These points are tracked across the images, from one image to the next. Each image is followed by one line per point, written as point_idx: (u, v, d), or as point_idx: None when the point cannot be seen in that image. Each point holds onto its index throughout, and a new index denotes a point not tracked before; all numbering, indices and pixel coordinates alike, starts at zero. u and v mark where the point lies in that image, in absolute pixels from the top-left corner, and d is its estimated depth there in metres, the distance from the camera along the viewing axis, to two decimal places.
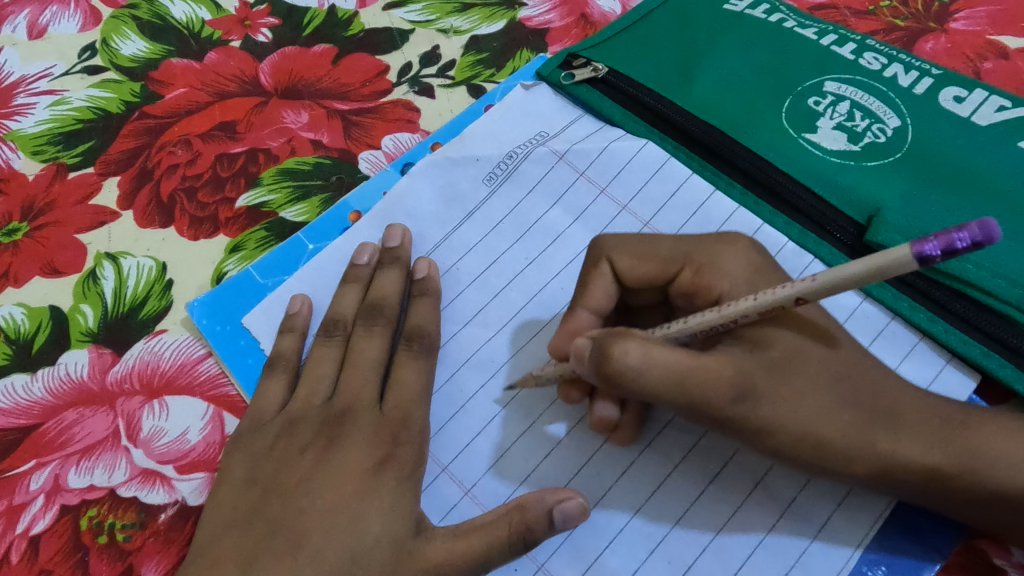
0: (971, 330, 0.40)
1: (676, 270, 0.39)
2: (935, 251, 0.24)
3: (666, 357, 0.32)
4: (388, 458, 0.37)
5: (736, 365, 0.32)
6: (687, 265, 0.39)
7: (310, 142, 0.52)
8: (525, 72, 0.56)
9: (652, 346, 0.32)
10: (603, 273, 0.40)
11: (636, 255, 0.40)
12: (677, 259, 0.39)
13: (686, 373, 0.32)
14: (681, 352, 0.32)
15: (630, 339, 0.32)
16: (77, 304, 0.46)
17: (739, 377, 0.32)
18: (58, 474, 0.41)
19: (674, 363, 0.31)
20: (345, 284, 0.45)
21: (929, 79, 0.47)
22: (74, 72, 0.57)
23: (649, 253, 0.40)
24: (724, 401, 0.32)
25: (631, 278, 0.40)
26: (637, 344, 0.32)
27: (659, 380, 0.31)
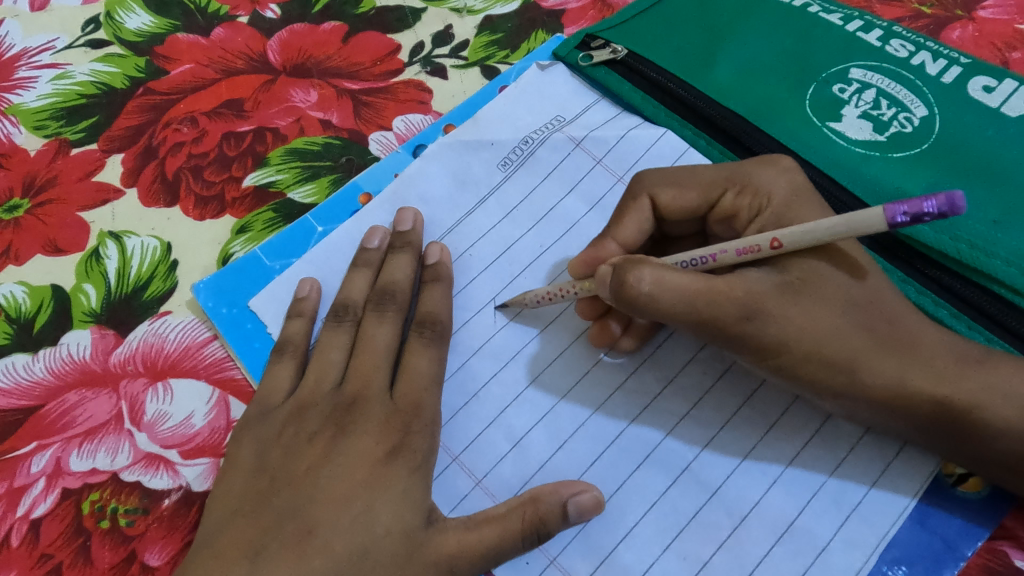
0: (995, 328, 0.38)
1: (718, 194, 0.39)
2: (904, 218, 0.28)
3: (676, 281, 0.33)
4: (398, 447, 0.36)
5: (748, 288, 0.33)
6: (731, 187, 0.38)
7: (319, 121, 0.51)
8: (540, 53, 0.54)
9: (664, 270, 0.33)
10: (640, 207, 0.40)
11: (676, 188, 0.39)
12: (720, 183, 0.39)
13: (697, 294, 0.32)
14: (692, 276, 0.33)
15: (643, 265, 0.33)
16: (79, 283, 0.45)
17: (750, 298, 0.33)
18: (60, 457, 0.40)
19: (685, 284, 0.33)
20: (355, 268, 0.44)
21: (957, 67, 0.46)
22: (77, 46, 0.55)
23: (691, 181, 0.39)
24: (734, 317, 0.33)
25: (672, 209, 0.40)
26: (649, 268, 0.33)
27: (669, 300, 0.33)
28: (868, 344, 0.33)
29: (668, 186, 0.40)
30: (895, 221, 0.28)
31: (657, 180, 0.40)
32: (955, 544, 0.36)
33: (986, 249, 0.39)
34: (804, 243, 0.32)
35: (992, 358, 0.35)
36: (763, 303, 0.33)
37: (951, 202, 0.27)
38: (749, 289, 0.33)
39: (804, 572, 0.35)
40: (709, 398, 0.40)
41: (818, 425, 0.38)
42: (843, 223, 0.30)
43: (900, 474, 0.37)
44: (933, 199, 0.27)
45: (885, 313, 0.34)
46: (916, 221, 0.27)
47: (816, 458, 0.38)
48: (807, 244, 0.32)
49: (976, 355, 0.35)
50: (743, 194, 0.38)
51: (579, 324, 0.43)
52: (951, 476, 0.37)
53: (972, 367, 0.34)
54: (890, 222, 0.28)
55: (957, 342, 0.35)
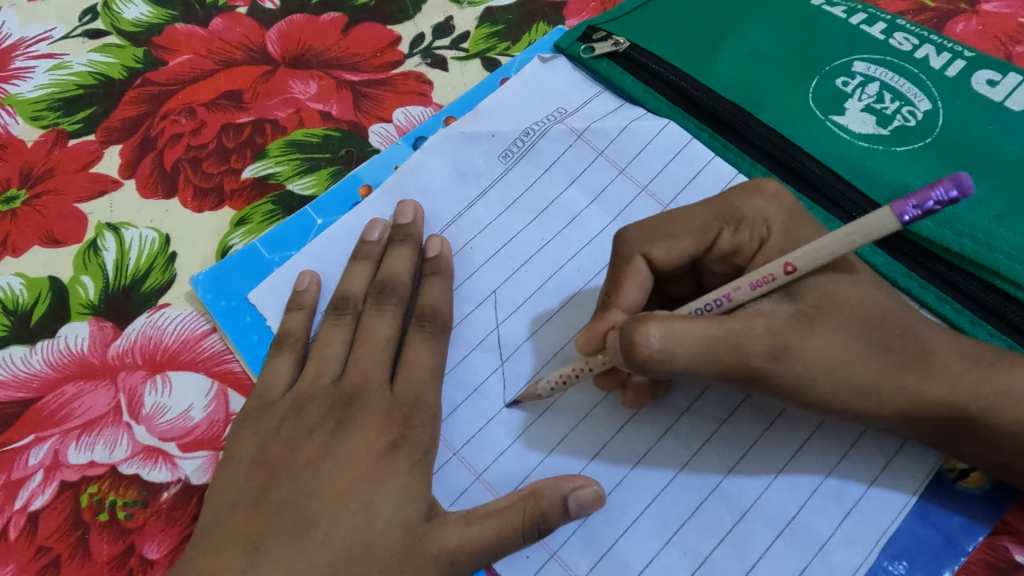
0: (997, 323, 0.38)
1: (714, 235, 0.37)
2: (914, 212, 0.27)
3: (691, 332, 0.31)
4: (399, 441, 0.36)
5: (765, 324, 0.32)
6: (726, 224, 0.37)
7: (318, 114, 0.51)
8: (542, 45, 0.54)
9: (673, 320, 0.31)
10: (637, 269, 0.38)
11: (668, 242, 0.38)
12: (713, 224, 0.37)
13: (714, 340, 0.31)
14: (705, 324, 0.32)
15: (650, 322, 0.31)
16: (77, 275, 0.45)
17: (772, 335, 0.32)
18: (58, 449, 0.40)
19: (701, 332, 0.31)
20: (355, 261, 0.44)
21: (961, 61, 0.46)
22: (75, 36, 0.55)
23: (676, 232, 0.38)
24: (760, 356, 0.32)
25: (668, 262, 0.38)
26: (658, 325, 0.31)
27: (687, 352, 0.31)
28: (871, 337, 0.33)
29: (659, 241, 0.38)
30: (907, 214, 0.27)
31: (644, 236, 0.38)
32: (955, 539, 0.36)
33: (990, 244, 0.39)
34: (820, 260, 0.31)
35: (1003, 361, 0.34)
36: (785, 338, 0.32)
37: (959, 184, 0.27)
38: (770, 325, 0.32)
39: (804, 567, 0.35)
40: (709, 392, 0.40)
41: (820, 420, 0.38)
42: (851, 232, 0.29)
43: (900, 469, 0.37)
44: (938, 187, 0.27)
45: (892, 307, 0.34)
46: (927, 211, 0.27)
47: (818, 452, 0.38)
48: (821, 261, 0.31)
49: (989, 359, 0.34)
50: (741, 229, 0.37)
51: (579, 319, 0.42)
52: (953, 471, 0.37)
53: (974, 360, 0.34)
54: (900, 220, 0.27)
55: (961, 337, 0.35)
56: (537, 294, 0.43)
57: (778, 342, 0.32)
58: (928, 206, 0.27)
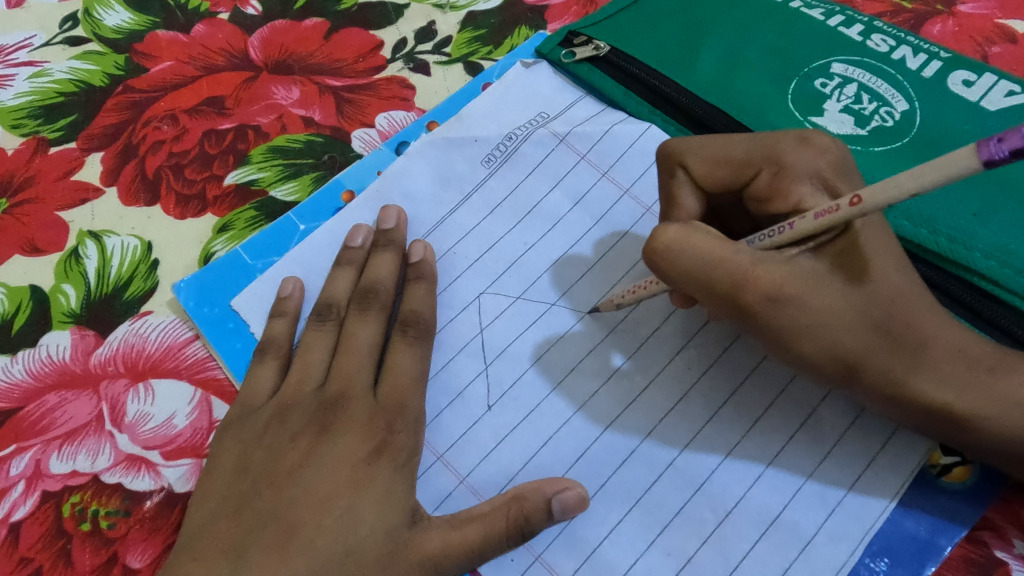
0: (977, 321, 0.39)
1: (754, 173, 0.37)
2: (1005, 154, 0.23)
3: (702, 244, 0.33)
4: (382, 446, 0.36)
5: (778, 271, 0.32)
6: (766, 167, 0.36)
7: (301, 119, 0.51)
8: (524, 50, 0.54)
9: (691, 230, 0.33)
10: (680, 181, 0.39)
11: (711, 160, 0.38)
12: (755, 160, 0.37)
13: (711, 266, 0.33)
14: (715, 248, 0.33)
15: (672, 223, 0.33)
16: (58, 284, 0.45)
17: (776, 282, 0.32)
18: (40, 459, 0.39)
19: (711, 251, 0.32)
20: (338, 267, 0.44)
21: (937, 62, 0.46)
22: (55, 43, 0.55)
23: (725, 156, 0.37)
24: (756, 300, 0.32)
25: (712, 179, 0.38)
26: (678, 226, 0.33)
27: (691, 261, 0.33)
28: None
29: (701, 154, 0.38)
30: (995, 155, 0.23)
31: (693, 149, 0.38)
32: (938, 535, 0.36)
33: (966, 243, 0.40)
34: (884, 196, 0.27)
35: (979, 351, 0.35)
36: (790, 289, 0.32)
37: None
38: (785, 274, 0.32)
39: (788, 566, 0.36)
40: (693, 393, 0.40)
41: (803, 419, 0.39)
42: (921, 169, 0.25)
43: (886, 464, 0.37)
44: None
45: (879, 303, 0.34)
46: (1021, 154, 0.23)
47: (800, 453, 0.38)
48: (884, 200, 0.27)
49: (988, 359, 0.34)
50: (781, 176, 0.36)
51: (563, 320, 0.42)
52: (935, 467, 0.37)
53: (962, 352, 0.34)
54: (987, 160, 0.23)
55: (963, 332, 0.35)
56: (521, 297, 0.43)
57: (778, 291, 0.32)
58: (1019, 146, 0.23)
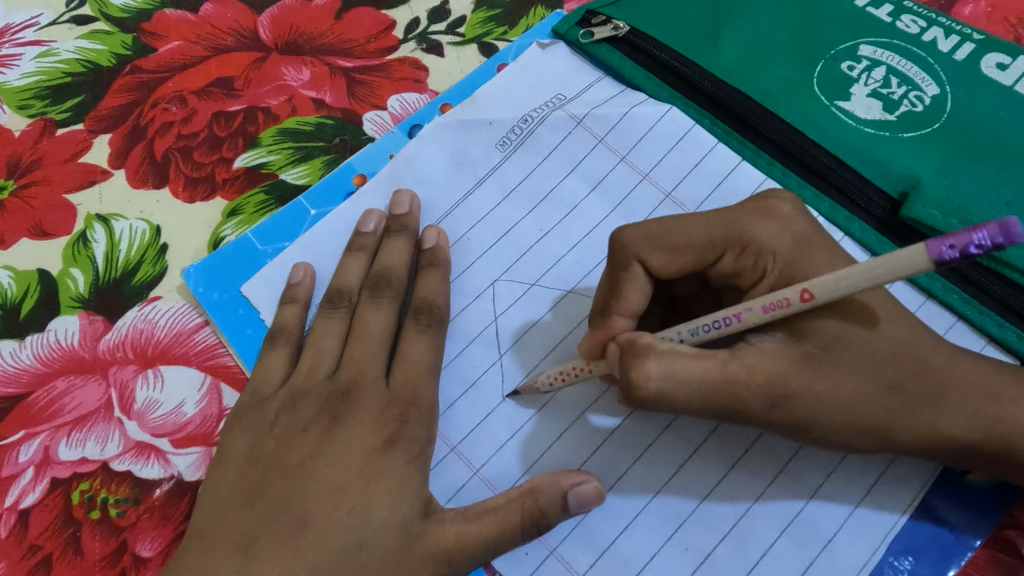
0: (1004, 313, 0.38)
1: (716, 256, 0.34)
2: (953, 254, 0.24)
3: (690, 371, 0.30)
4: (395, 437, 0.35)
5: (766, 369, 0.30)
6: (729, 249, 0.34)
7: (311, 101, 0.50)
8: (540, 30, 0.52)
9: (675, 360, 0.30)
10: (635, 276, 0.35)
11: (666, 250, 0.35)
12: (716, 245, 0.34)
13: (715, 384, 0.30)
14: (707, 363, 0.30)
15: (650, 356, 0.30)
16: (66, 268, 0.44)
17: (771, 382, 0.30)
18: (49, 446, 0.39)
19: (703, 370, 0.30)
20: (350, 253, 0.43)
21: (970, 44, 0.45)
22: (62, 22, 0.54)
23: (683, 244, 0.35)
24: (759, 407, 0.30)
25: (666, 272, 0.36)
26: (659, 360, 0.30)
27: (687, 393, 0.30)
28: None
29: (660, 251, 0.35)
30: (944, 255, 0.24)
31: (645, 242, 0.35)
32: (963, 534, 0.35)
33: None
34: (841, 290, 0.28)
35: None
36: (788, 383, 0.30)
37: (1006, 229, 0.23)
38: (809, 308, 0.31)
39: (808, 565, 0.35)
40: None
41: None
42: (873, 267, 0.26)
43: (908, 461, 0.36)
44: (983, 228, 0.23)
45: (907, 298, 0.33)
46: (969, 255, 0.24)
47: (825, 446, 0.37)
48: (842, 292, 0.28)
49: None
50: (745, 257, 0.34)
51: (579, 310, 0.41)
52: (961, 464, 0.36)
53: None
54: (936, 259, 0.24)
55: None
56: (536, 285, 0.42)
57: (777, 389, 0.30)
58: (967, 250, 0.24)
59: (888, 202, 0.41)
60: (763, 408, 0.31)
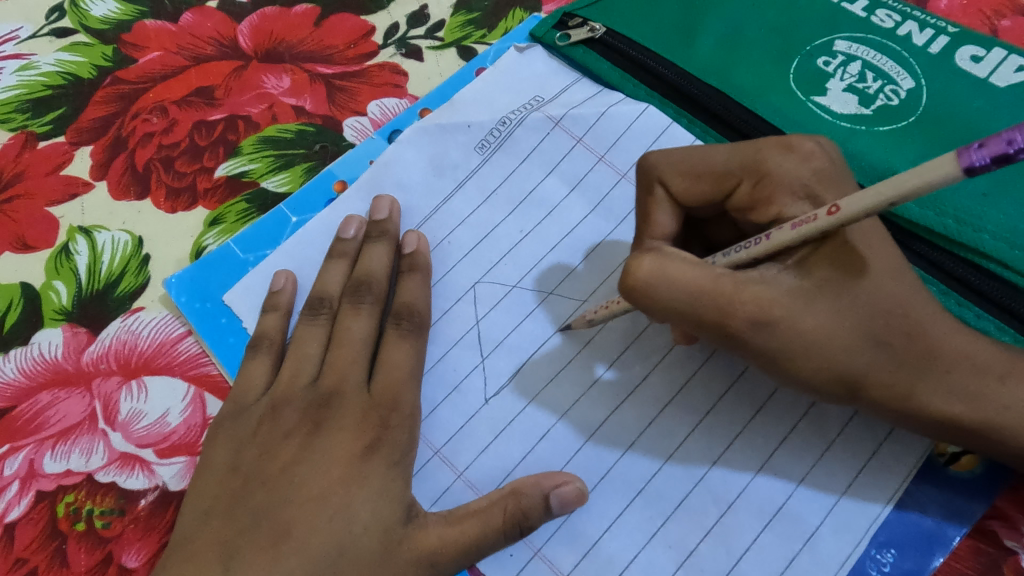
0: (983, 303, 0.37)
1: (733, 184, 0.34)
2: (986, 162, 0.22)
3: (681, 275, 0.30)
4: (376, 443, 0.35)
5: (756, 294, 0.30)
6: (746, 178, 0.34)
7: (292, 108, 0.50)
8: (518, 33, 0.53)
9: (668, 260, 0.30)
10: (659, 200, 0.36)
11: (687, 175, 0.35)
12: (734, 172, 0.34)
13: (701, 292, 0.30)
14: (700, 270, 0.30)
15: (647, 254, 0.31)
16: (49, 281, 0.44)
17: (757, 305, 0.30)
18: (33, 459, 0.39)
19: (693, 275, 0.30)
20: (331, 260, 0.43)
21: (944, 37, 0.45)
22: (42, 35, 0.54)
23: (703, 169, 0.35)
24: (741, 324, 0.30)
25: (686, 198, 0.36)
26: (654, 257, 0.31)
27: (672, 294, 0.30)
28: None
29: (680, 173, 0.35)
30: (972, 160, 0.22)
31: (671, 166, 0.35)
32: (945, 525, 0.35)
33: (974, 224, 0.39)
34: (865, 207, 0.26)
35: None
36: (774, 313, 0.30)
37: None
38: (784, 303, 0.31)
39: (791, 559, 0.35)
40: (692, 384, 0.39)
41: (805, 408, 0.38)
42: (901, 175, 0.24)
43: (890, 455, 0.36)
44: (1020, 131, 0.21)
45: None
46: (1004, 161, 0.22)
47: (805, 442, 0.37)
48: (865, 209, 0.26)
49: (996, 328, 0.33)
50: (762, 186, 0.33)
51: (559, 311, 0.41)
52: (943, 456, 0.36)
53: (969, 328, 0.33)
54: (966, 169, 0.22)
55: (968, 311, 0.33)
56: (518, 286, 0.42)
57: (762, 314, 0.30)
58: (1002, 154, 0.22)
59: None
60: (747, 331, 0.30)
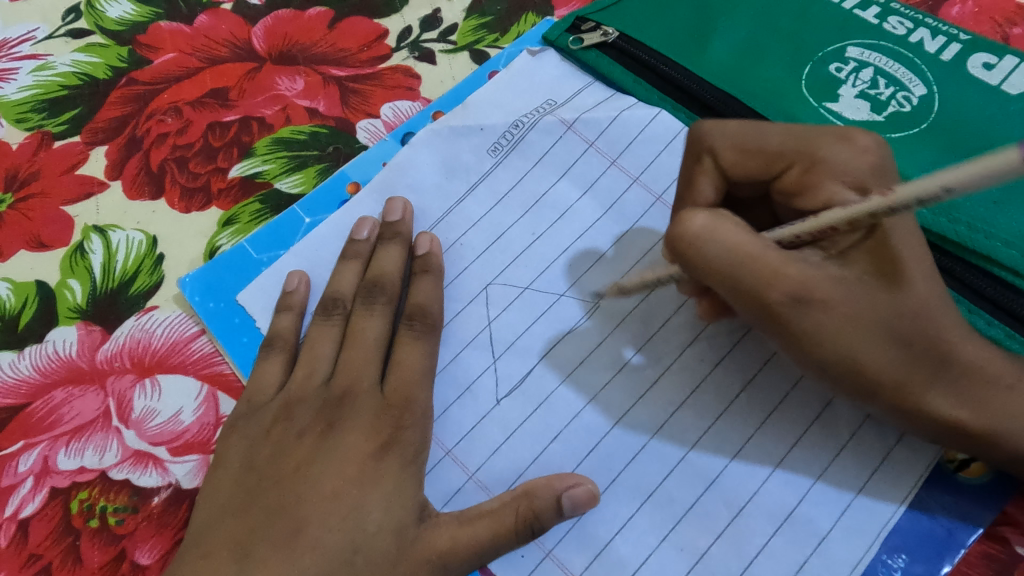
0: (995, 310, 0.37)
1: (783, 168, 0.35)
2: None
3: (730, 237, 0.31)
4: (389, 443, 0.35)
5: (799, 269, 0.31)
6: (798, 162, 0.34)
7: (305, 110, 0.50)
8: (530, 37, 0.53)
9: (720, 220, 0.31)
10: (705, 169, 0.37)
11: (739, 149, 0.36)
12: (787, 155, 0.35)
13: (744, 257, 0.31)
14: (747, 233, 0.31)
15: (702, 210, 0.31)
16: (65, 279, 0.45)
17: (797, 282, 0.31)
18: (48, 456, 0.39)
19: (739, 242, 0.31)
20: (344, 260, 0.43)
21: (956, 45, 0.45)
22: (58, 36, 0.54)
23: (756, 147, 0.36)
24: (780, 297, 0.31)
25: (732, 172, 0.37)
26: (708, 215, 0.31)
27: (718, 254, 0.31)
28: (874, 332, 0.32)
29: (734, 146, 0.36)
30: None
31: (724, 139, 0.36)
32: (956, 531, 0.35)
33: (986, 231, 0.39)
34: (915, 200, 0.26)
35: None
36: (812, 287, 0.31)
37: None
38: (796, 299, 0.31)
39: (803, 562, 0.35)
40: (704, 387, 0.39)
41: (817, 413, 0.38)
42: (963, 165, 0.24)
43: (901, 459, 0.36)
44: None
45: None
46: None
47: (816, 445, 0.37)
48: (915, 204, 0.26)
49: None
50: (812, 173, 0.34)
51: (571, 313, 0.42)
52: (952, 462, 0.36)
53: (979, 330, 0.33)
54: None
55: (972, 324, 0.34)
56: (530, 288, 0.42)
57: None
58: None
59: None
60: (786, 304, 0.31)
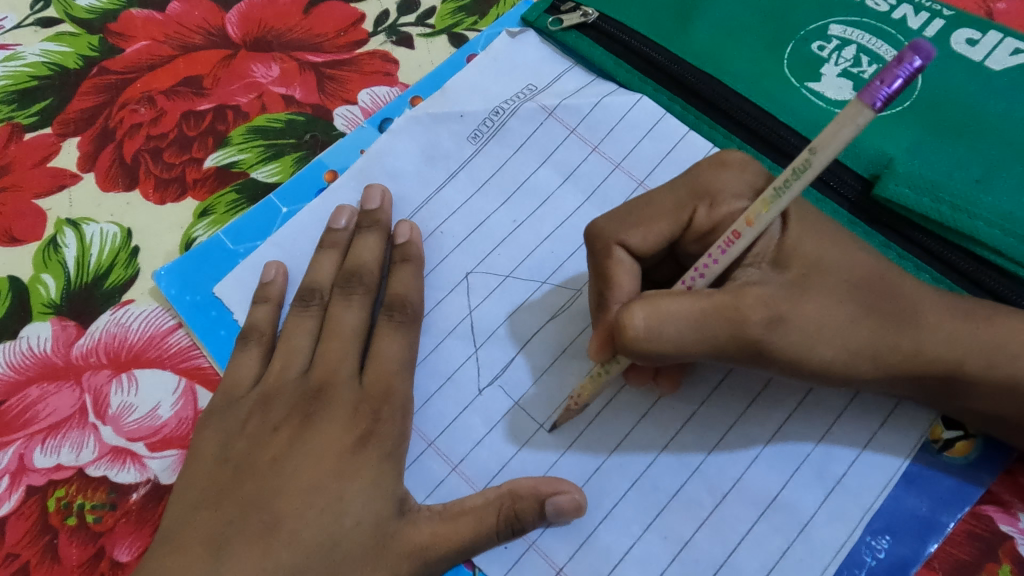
0: (974, 290, 0.38)
1: (689, 214, 0.35)
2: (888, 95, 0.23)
3: (675, 308, 0.30)
4: (368, 436, 0.35)
5: (755, 295, 0.30)
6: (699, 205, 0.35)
7: (281, 98, 0.49)
8: (510, 18, 0.52)
9: (657, 299, 0.30)
10: (620, 260, 0.36)
11: (640, 229, 0.36)
12: (686, 203, 0.35)
13: (704, 313, 0.30)
14: (689, 298, 0.30)
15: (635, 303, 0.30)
16: (38, 274, 0.44)
17: (764, 304, 0.30)
18: (23, 454, 0.39)
19: (688, 307, 0.30)
20: (322, 250, 0.43)
21: (939, 21, 0.45)
22: (27, 25, 0.53)
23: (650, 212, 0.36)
24: (758, 324, 0.30)
25: (648, 250, 0.36)
26: (643, 305, 0.30)
27: (678, 330, 0.30)
28: (860, 318, 0.32)
29: (635, 227, 0.36)
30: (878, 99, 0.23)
31: (619, 224, 0.36)
32: (939, 510, 0.35)
33: (969, 211, 0.38)
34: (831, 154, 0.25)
35: (997, 316, 0.34)
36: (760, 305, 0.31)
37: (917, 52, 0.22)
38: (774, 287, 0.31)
39: (786, 549, 0.35)
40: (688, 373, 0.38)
41: (800, 398, 0.37)
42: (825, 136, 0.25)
43: (884, 445, 0.36)
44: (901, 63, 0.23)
45: (880, 287, 0.33)
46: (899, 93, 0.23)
47: (802, 430, 0.37)
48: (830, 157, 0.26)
49: (982, 315, 0.34)
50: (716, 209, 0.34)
51: (554, 302, 0.41)
52: (938, 442, 0.36)
53: (954, 310, 0.33)
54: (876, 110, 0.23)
55: (951, 308, 0.34)
56: (511, 277, 0.42)
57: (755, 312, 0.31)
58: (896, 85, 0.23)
59: (859, 182, 0.41)
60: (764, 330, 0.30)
